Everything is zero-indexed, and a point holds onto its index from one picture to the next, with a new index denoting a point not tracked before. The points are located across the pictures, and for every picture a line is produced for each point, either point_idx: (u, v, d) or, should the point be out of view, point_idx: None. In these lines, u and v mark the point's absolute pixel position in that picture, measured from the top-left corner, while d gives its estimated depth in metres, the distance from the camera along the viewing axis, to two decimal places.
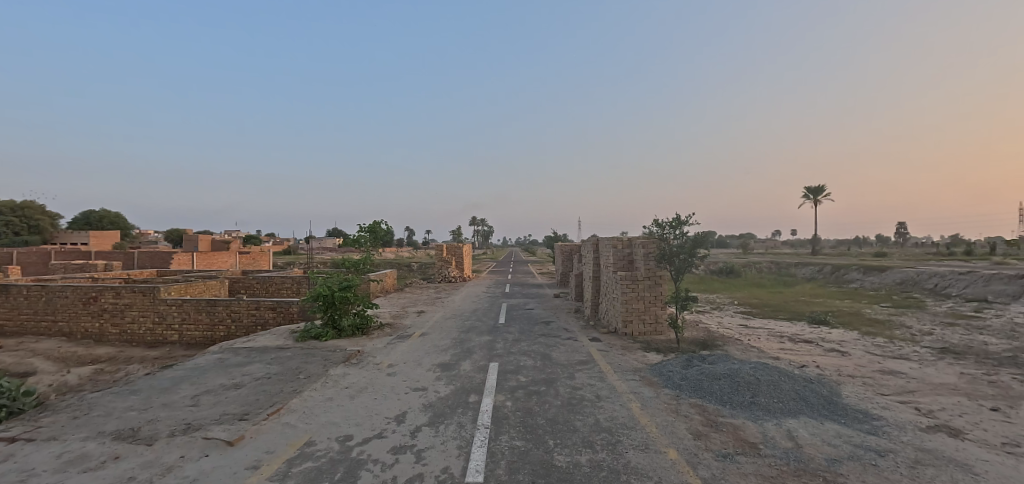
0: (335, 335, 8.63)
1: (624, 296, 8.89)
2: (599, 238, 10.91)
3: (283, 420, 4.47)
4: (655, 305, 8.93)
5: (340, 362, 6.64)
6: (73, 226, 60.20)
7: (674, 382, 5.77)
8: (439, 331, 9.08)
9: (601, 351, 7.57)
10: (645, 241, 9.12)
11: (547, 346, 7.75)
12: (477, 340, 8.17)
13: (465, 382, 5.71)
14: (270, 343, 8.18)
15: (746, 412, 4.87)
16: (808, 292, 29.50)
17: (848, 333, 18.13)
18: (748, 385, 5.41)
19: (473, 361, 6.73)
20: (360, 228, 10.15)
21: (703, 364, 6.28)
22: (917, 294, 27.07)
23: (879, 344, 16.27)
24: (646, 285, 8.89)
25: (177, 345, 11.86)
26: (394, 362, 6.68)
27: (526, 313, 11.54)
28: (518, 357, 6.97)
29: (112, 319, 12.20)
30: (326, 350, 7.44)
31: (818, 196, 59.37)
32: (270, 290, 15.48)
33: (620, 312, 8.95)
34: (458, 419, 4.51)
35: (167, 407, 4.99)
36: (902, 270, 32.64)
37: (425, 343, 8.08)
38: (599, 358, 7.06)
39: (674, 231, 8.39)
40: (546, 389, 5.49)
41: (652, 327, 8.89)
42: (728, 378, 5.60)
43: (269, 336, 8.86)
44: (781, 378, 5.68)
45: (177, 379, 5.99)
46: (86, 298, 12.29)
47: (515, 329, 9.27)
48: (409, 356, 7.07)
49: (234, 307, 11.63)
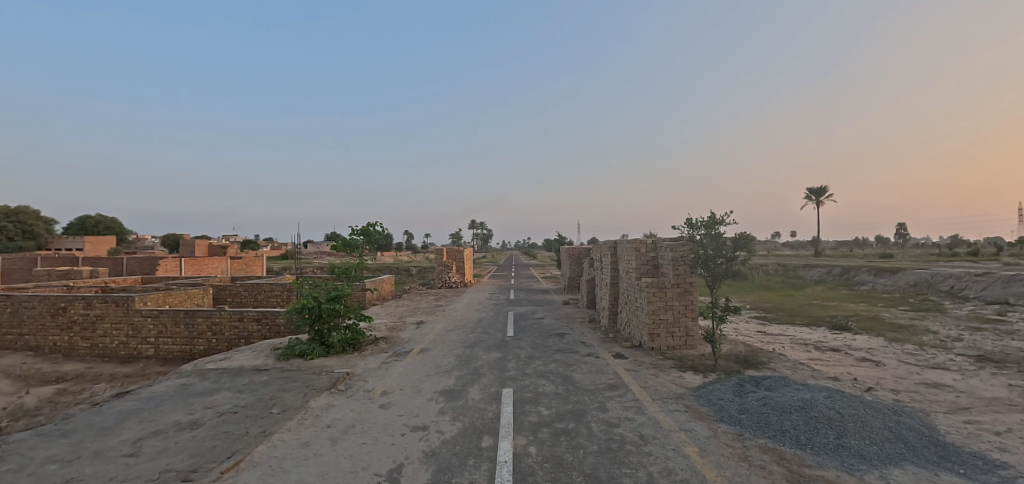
0: (322, 353, 7.53)
1: (650, 307, 7.83)
2: (617, 240, 9.77)
3: (240, 481, 3.40)
4: (685, 316, 7.86)
5: (324, 389, 5.56)
6: (68, 231, 59.62)
7: (731, 415, 4.68)
8: (441, 347, 7.99)
9: (630, 371, 6.48)
10: (675, 243, 7.96)
11: (566, 365, 6.66)
12: (484, 359, 7.07)
13: (475, 417, 4.63)
14: (247, 364, 7.09)
15: (837, 460, 3.80)
16: (820, 295, 28.33)
17: (872, 339, 17.09)
18: (830, 422, 4.31)
19: (483, 386, 5.65)
20: (352, 230, 9.13)
21: (762, 392, 5.16)
22: (933, 296, 26.04)
23: (910, 352, 15.18)
24: (675, 294, 7.81)
25: (152, 361, 10.77)
26: (389, 388, 5.61)
27: (537, 323, 10.47)
28: (535, 381, 5.88)
29: (82, 332, 11.11)
30: (311, 373, 6.37)
31: (820, 196, 58.57)
32: (259, 298, 14.44)
33: (646, 324, 7.89)
34: (469, 477, 3.44)
35: (98, 457, 3.93)
36: (915, 272, 31.64)
37: (424, 362, 6.98)
38: (630, 382, 5.98)
39: (710, 232, 7.17)
40: (575, 426, 4.42)
41: (682, 340, 7.83)
42: (802, 412, 4.49)
43: (248, 354, 7.78)
44: (867, 411, 4.56)
45: (123, 416, 4.89)
46: (55, 309, 11.21)
47: (527, 343, 8.21)
48: (407, 380, 5.97)
49: (215, 319, 10.59)
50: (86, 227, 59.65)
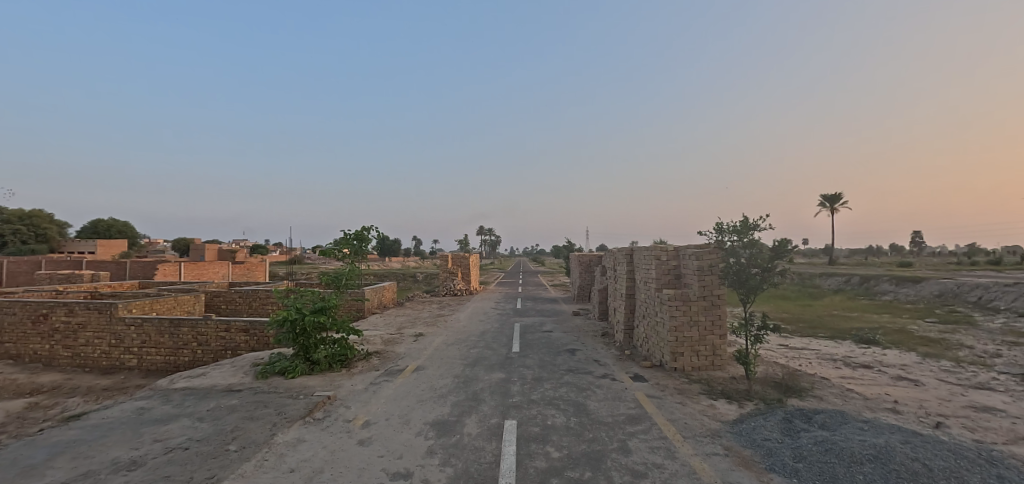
0: (306, 371, 6.75)
1: (672, 322, 6.96)
2: (633, 248, 8.92)
3: None
4: (712, 333, 6.98)
5: (298, 417, 4.79)
6: (81, 235, 60.27)
7: (784, 463, 3.79)
8: (438, 365, 7.18)
9: (654, 399, 5.61)
10: (700, 251, 7.10)
11: (579, 390, 5.81)
12: (486, 380, 6.25)
13: (469, 462, 3.79)
14: (220, 383, 6.34)
15: None
16: (840, 306, 27.00)
17: (904, 354, 15.88)
18: (917, 479, 3.37)
19: (482, 417, 4.82)
20: (344, 236, 8.44)
21: (819, 434, 4.24)
22: (961, 308, 24.59)
23: (948, 370, 13.97)
24: (701, 308, 6.95)
25: (134, 373, 10.12)
26: (374, 417, 4.81)
27: (545, 337, 9.64)
28: (544, 410, 5.04)
29: (63, 341, 10.51)
30: (289, 396, 5.60)
31: (835, 203, 57.00)
32: (254, 305, 13.81)
33: (667, 341, 7.02)
34: None
35: None
36: (939, 281, 30.12)
37: (418, 383, 6.17)
38: (655, 413, 5.10)
39: (744, 239, 6.29)
40: (590, 477, 3.57)
41: (708, 360, 6.96)
42: (877, 465, 3.57)
43: (226, 371, 7.04)
44: (960, 465, 3.61)
45: (56, 452, 4.14)
46: (36, 316, 10.64)
47: (534, 361, 7.38)
48: (395, 407, 5.16)
49: (201, 329, 9.92)
50: (99, 231, 60.31)
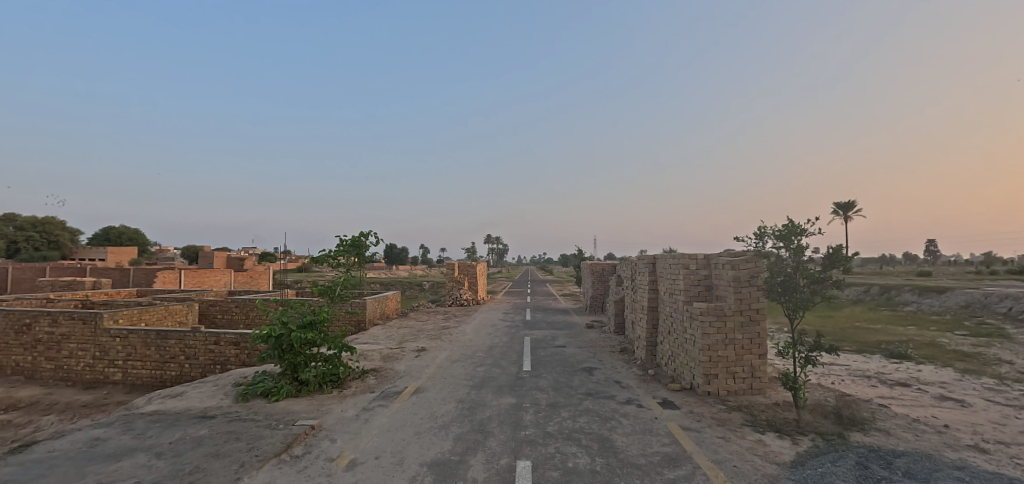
0: (293, 392, 6.03)
1: (705, 341, 6.13)
2: (657, 256, 8.10)
3: None
4: (751, 352, 6.15)
5: (273, 454, 4.05)
6: (93, 242, 60.82)
7: None
8: (442, 386, 6.41)
9: (691, 433, 4.77)
10: (736, 259, 6.29)
11: (601, 420, 5.00)
12: (494, 406, 5.46)
13: None
14: (196, 406, 5.63)
15: None
16: (863, 317, 25.70)
17: (940, 371, 14.71)
18: None
19: (489, 456, 4.03)
20: (341, 242, 7.76)
21: None
22: (991, 319, 23.23)
23: (992, 388, 12.81)
24: (737, 325, 6.14)
25: (118, 388, 9.49)
26: (363, 455, 4.07)
27: (559, 353, 8.85)
28: (562, 448, 4.24)
29: (46, 352, 9.93)
30: (268, 424, 4.85)
31: (848, 212, 55.47)
32: (251, 315, 13.20)
33: (699, 362, 6.20)
34: None
35: None
36: (966, 291, 28.64)
37: (417, 410, 5.40)
38: (696, 452, 4.26)
39: (789, 244, 5.47)
40: None
41: (747, 384, 6.12)
42: None
43: (206, 391, 6.34)
44: None
45: None
46: (19, 326, 10.07)
47: (548, 382, 6.59)
48: (388, 441, 4.40)
49: (189, 342, 9.28)
50: (111, 239, 60.76)
